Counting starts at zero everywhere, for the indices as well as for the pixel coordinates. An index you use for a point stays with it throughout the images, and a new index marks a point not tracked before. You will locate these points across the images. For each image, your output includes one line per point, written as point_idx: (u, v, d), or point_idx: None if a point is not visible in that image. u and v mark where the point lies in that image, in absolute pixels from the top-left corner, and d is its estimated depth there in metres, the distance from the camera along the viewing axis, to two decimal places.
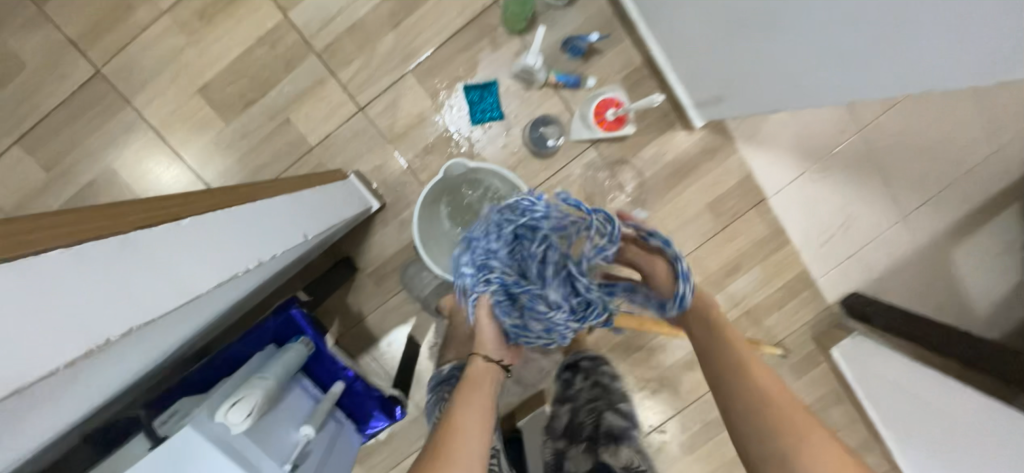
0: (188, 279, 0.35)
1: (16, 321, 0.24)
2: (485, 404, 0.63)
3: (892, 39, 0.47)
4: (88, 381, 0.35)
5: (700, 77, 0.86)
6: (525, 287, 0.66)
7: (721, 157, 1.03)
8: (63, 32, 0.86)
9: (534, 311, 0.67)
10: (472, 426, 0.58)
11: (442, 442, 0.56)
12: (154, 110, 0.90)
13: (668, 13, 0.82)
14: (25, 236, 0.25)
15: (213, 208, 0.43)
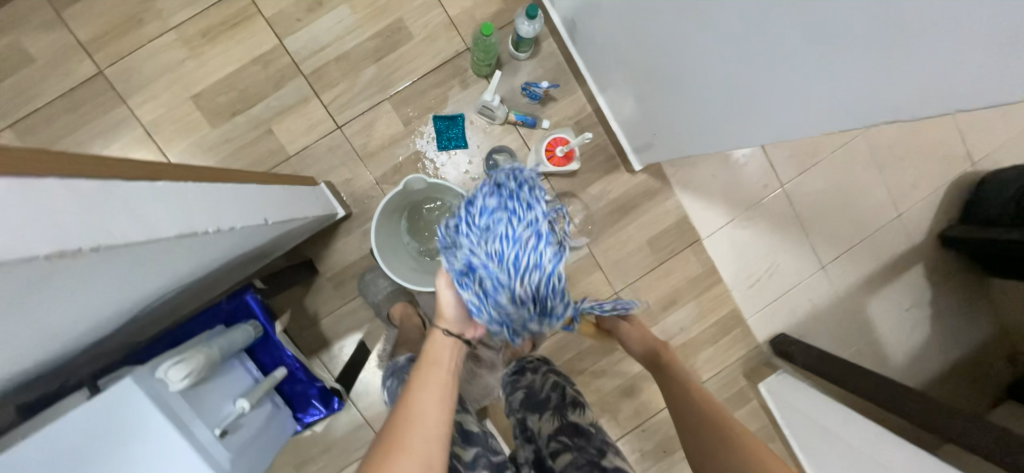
0: (162, 223, 0.43)
1: (27, 218, 0.31)
2: (440, 385, 0.55)
3: (749, 104, 0.63)
4: (72, 310, 0.42)
5: (636, 127, 1.00)
6: (493, 277, 0.42)
7: (660, 199, 1.16)
8: (74, 35, 0.95)
9: (494, 309, 0.44)
10: (426, 416, 0.52)
11: (390, 437, 0.50)
12: (147, 110, 0.98)
13: (609, 72, 0.96)
14: (39, 162, 0.34)
15: (185, 179, 0.51)
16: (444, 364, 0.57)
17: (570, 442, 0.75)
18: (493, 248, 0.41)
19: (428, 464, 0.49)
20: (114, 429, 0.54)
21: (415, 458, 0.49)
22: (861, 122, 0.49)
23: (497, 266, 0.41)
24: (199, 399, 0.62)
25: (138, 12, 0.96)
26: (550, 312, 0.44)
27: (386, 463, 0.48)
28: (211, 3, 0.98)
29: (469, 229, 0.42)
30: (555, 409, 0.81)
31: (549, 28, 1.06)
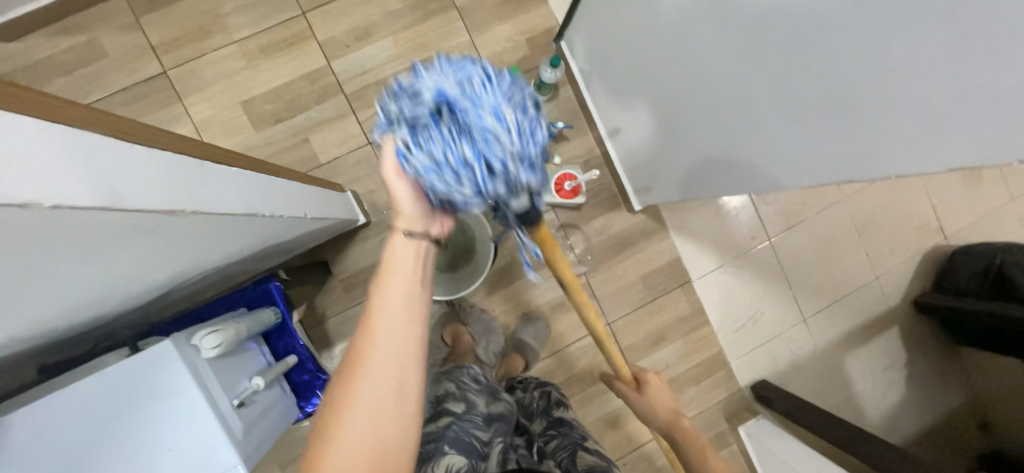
0: (230, 200, 0.53)
1: (148, 174, 0.42)
2: (400, 308, 0.42)
3: (751, 152, 0.73)
4: (149, 267, 0.51)
5: (639, 171, 1.11)
6: (477, 98, 0.39)
7: (655, 239, 1.24)
8: (147, 38, 1.06)
9: (480, 142, 0.39)
10: (391, 336, 0.41)
11: (349, 364, 0.41)
12: (200, 110, 1.08)
13: (618, 121, 1.09)
14: (151, 137, 0.45)
15: (249, 169, 0.62)
16: (405, 278, 0.44)
17: (558, 430, 0.84)
18: (472, 81, 0.39)
19: (399, 395, 0.42)
20: (145, 384, 0.60)
21: (384, 387, 0.41)
22: (836, 177, 0.60)
23: (481, 96, 0.39)
24: (224, 369, 0.68)
25: (207, 25, 1.08)
26: (533, 163, 0.42)
27: (346, 399, 0.41)
28: (272, 24, 1.10)
29: (437, 65, 0.39)
30: (544, 409, 0.92)
31: (569, 76, 1.18)
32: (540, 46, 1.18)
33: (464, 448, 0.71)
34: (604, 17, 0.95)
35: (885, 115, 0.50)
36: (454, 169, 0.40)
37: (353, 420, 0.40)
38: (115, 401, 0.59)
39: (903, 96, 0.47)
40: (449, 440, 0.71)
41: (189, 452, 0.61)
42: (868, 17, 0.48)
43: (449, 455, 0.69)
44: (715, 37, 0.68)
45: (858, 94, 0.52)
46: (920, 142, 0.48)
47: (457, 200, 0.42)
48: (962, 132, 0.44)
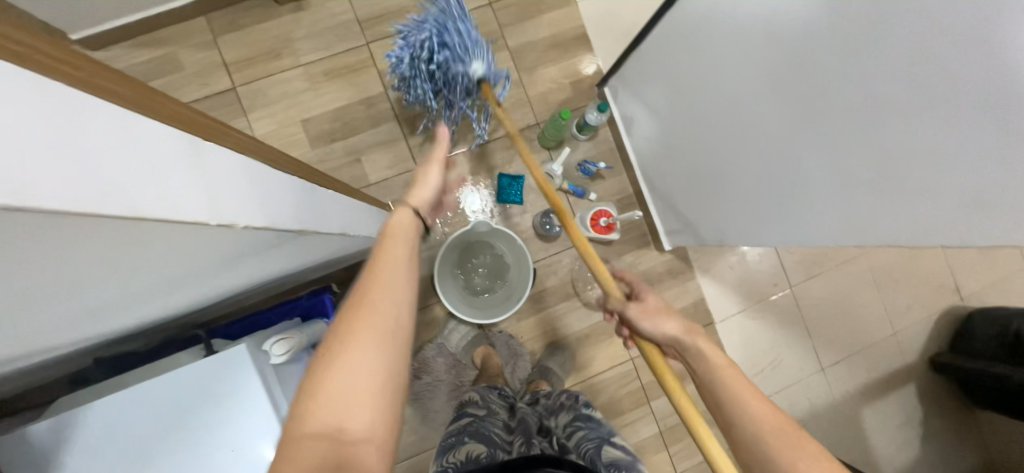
0: (312, 216, 0.50)
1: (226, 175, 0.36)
2: (405, 253, 0.49)
3: (789, 207, 0.78)
4: (227, 270, 0.53)
5: (671, 213, 1.16)
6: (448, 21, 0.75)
7: (681, 279, 1.28)
8: (222, 56, 1.14)
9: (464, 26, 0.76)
10: (394, 279, 0.46)
11: (351, 310, 0.43)
12: (262, 124, 1.15)
13: (654, 166, 1.15)
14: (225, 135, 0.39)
15: (327, 184, 0.61)
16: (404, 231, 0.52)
17: (586, 424, 0.81)
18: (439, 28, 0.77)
19: (398, 326, 0.44)
20: (218, 383, 0.63)
21: (382, 321, 0.43)
22: (879, 241, 0.65)
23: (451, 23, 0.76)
24: (286, 376, 0.72)
25: (278, 48, 1.16)
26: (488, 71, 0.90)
27: (353, 321, 0.43)
28: (338, 50, 1.18)
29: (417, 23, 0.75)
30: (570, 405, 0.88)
31: (609, 119, 1.25)
32: (584, 89, 1.25)
33: (486, 439, 0.75)
34: (655, 70, 1.00)
35: (939, 195, 0.55)
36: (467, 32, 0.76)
37: (353, 350, 0.41)
38: (186, 397, 0.63)
39: (959, 181, 0.53)
40: (473, 434, 0.76)
41: (252, 454, 0.63)
42: (926, 111, 0.53)
43: (472, 443, 0.73)
44: (770, 105, 0.73)
45: (913, 173, 0.57)
46: (972, 221, 0.53)
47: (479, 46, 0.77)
48: (1016, 219, 0.49)
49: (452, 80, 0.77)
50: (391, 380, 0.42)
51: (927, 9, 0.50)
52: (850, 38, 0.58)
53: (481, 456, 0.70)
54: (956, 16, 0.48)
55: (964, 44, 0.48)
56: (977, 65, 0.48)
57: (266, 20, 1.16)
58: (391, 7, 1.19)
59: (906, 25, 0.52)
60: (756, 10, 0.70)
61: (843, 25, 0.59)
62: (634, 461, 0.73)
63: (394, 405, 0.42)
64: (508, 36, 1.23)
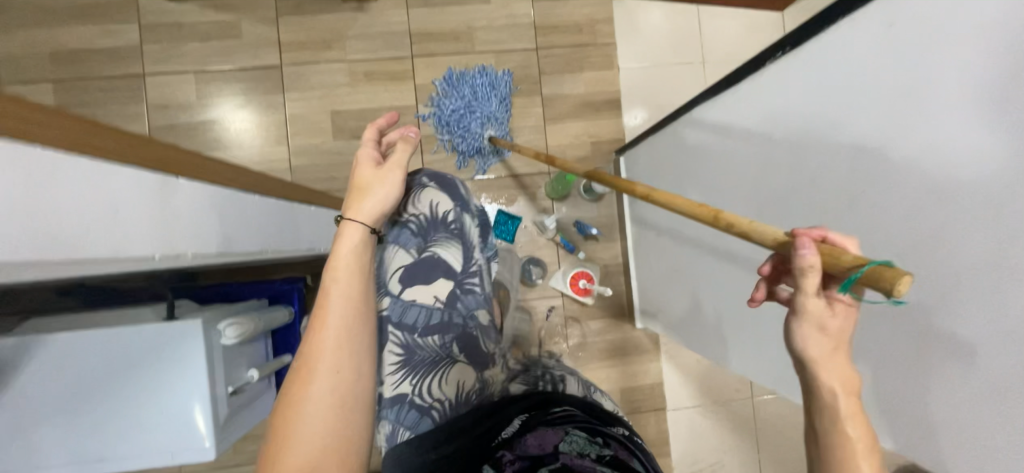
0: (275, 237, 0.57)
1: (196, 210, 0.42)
2: (354, 294, 0.58)
3: (756, 333, 0.81)
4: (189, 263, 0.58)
5: (652, 296, 1.18)
6: (479, 100, 1.20)
7: (645, 358, 1.28)
8: (278, 34, 1.22)
9: (489, 102, 1.21)
10: (347, 325, 0.56)
11: (302, 369, 0.53)
12: (295, 105, 1.22)
13: (645, 246, 1.18)
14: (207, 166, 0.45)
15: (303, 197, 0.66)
16: (351, 267, 0.59)
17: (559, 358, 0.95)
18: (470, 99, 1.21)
19: (359, 375, 0.55)
20: (164, 350, 0.68)
21: (343, 370, 0.54)
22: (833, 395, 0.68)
23: (479, 99, 1.20)
24: (231, 357, 0.76)
25: (330, 41, 1.23)
26: None
27: (309, 377, 0.53)
28: (383, 57, 1.24)
29: (456, 99, 1.21)
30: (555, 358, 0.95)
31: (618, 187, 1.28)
32: (603, 152, 1.29)
33: (473, 358, 0.79)
34: (668, 157, 1.03)
35: (887, 359, 0.58)
36: (491, 109, 1.21)
37: (312, 400, 0.52)
38: (133, 355, 0.67)
39: (897, 363, 0.57)
40: (461, 346, 0.80)
41: (185, 419, 0.68)
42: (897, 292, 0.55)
43: (461, 366, 0.77)
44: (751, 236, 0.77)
45: (868, 334, 0.60)
46: (927, 410, 0.55)
47: (499, 117, 1.22)
48: (952, 413, 0.52)
49: (476, 130, 1.20)
50: (352, 423, 0.53)
51: (923, 195, 0.50)
52: (844, 195, 0.59)
53: (468, 388, 0.76)
54: (917, 227, 0.51)
55: (937, 245, 0.50)
56: (939, 265, 0.49)
57: (327, 13, 1.23)
58: (444, 30, 1.25)
59: (908, 203, 0.52)
60: (757, 147, 0.73)
61: (821, 193, 0.63)
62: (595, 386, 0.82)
63: (354, 440, 0.53)
64: (545, 83, 1.28)
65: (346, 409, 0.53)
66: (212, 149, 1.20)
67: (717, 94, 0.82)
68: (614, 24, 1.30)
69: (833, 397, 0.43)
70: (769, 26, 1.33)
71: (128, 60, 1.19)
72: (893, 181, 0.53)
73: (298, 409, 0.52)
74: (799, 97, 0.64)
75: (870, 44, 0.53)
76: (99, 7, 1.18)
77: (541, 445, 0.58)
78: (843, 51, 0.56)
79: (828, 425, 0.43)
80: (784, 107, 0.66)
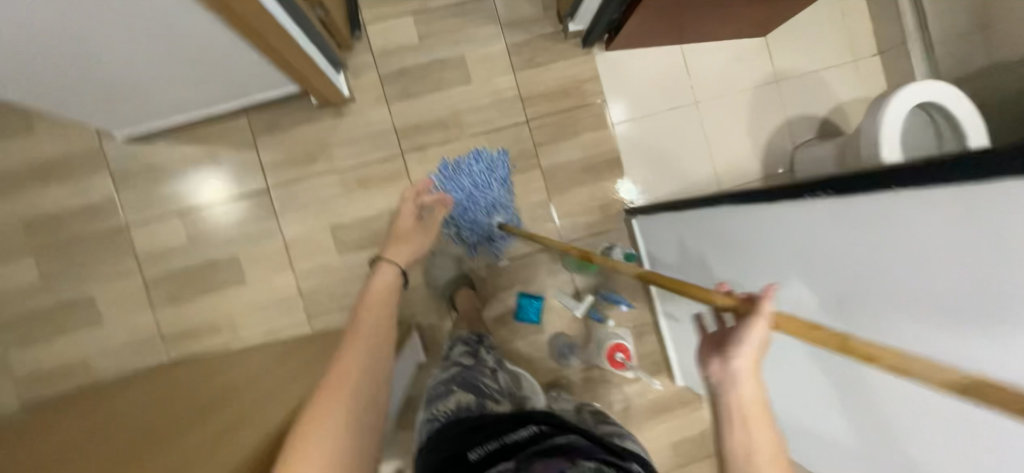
0: None
1: None
2: (378, 319, 0.67)
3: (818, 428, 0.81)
4: None
5: (688, 359, 1.18)
6: (483, 186, 1.17)
7: (689, 406, 1.28)
8: (260, 157, 1.16)
9: (493, 186, 1.18)
10: (371, 345, 0.64)
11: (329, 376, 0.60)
12: (293, 227, 1.17)
13: (674, 311, 1.17)
14: None
15: None
16: (382, 300, 0.71)
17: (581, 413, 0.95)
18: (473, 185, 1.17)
19: (374, 384, 0.61)
20: None
21: (360, 378, 0.60)
22: None
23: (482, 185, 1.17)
24: None
25: (315, 153, 1.18)
26: None
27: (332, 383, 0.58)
28: (373, 159, 1.19)
29: (459, 188, 1.16)
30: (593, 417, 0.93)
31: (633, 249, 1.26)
32: (611, 214, 1.26)
33: (471, 388, 0.86)
34: (693, 245, 1.00)
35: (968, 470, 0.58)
36: (496, 193, 1.19)
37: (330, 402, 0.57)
38: None
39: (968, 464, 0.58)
40: (461, 384, 0.87)
41: None
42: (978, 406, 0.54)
43: (459, 392, 0.85)
44: (795, 346, 0.78)
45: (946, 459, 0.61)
46: None
47: (504, 200, 1.19)
48: None
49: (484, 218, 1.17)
50: (359, 427, 0.57)
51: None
52: (930, 343, 0.57)
53: (467, 403, 0.82)
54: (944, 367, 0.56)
55: None
56: None
57: (306, 124, 1.17)
58: (431, 119, 1.20)
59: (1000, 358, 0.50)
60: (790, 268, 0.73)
61: (898, 338, 0.60)
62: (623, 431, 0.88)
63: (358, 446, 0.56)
64: (542, 155, 1.24)
65: (361, 413, 0.58)
66: (216, 290, 1.16)
67: (742, 203, 0.79)
68: (602, 80, 1.26)
69: (751, 433, 0.47)
70: (755, 53, 1.31)
71: (107, 215, 1.12)
72: (918, 326, 0.57)
73: (315, 417, 0.55)
74: (852, 248, 0.62)
75: (925, 222, 0.53)
76: (64, 164, 1.10)
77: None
78: (891, 217, 0.56)
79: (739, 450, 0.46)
80: (838, 250, 0.64)
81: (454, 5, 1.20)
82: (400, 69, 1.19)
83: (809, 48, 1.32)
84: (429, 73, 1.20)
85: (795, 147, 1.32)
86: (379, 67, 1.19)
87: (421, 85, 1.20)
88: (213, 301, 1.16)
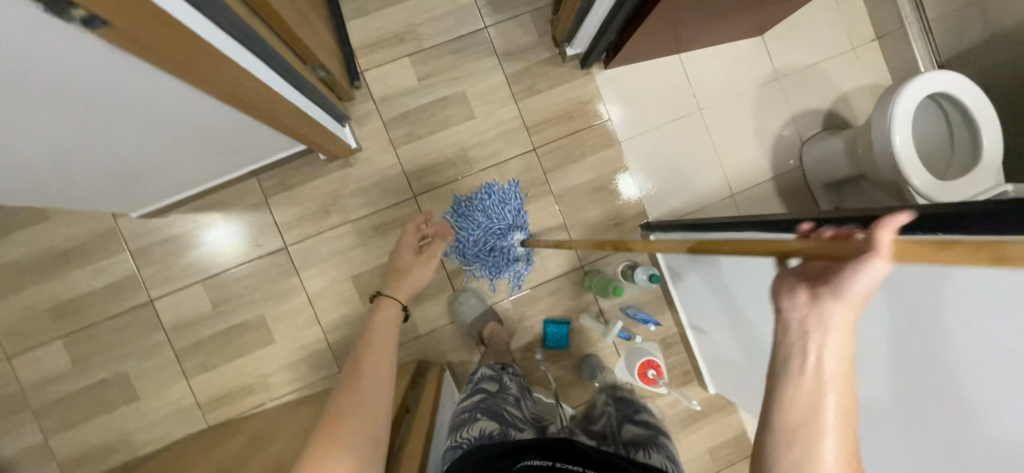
0: None
1: None
2: (384, 333, 0.81)
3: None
4: None
5: (718, 367, 1.17)
6: (500, 219, 1.13)
7: (724, 412, 1.29)
8: (274, 216, 1.17)
9: (509, 216, 1.14)
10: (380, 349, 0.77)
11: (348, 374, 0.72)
12: (314, 281, 1.18)
13: (699, 321, 1.17)
14: None
15: None
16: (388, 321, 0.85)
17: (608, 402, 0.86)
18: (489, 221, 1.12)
19: (379, 380, 0.72)
20: None
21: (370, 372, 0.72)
22: None
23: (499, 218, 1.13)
24: None
25: (328, 206, 1.18)
26: None
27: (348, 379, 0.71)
28: (386, 205, 1.19)
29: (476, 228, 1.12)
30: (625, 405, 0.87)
31: (653, 264, 1.26)
32: (627, 230, 1.27)
33: (496, 415, 0.79)
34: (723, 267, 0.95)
35: None
36: (512, 222, 1.15)
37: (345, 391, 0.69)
38: None
39: None
40: (484, 411, 0.81)
41: None
42: None
43: (483, 420, 0.78)
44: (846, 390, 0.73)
45: None
46: None
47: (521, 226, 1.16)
48: None
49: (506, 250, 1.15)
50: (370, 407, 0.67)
51: None
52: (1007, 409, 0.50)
53: (492, 430, 0.74)
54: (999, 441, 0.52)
55: None
56: None
57: (315, 178, 1.17)
58: (438, 158, 1.20)
59: None
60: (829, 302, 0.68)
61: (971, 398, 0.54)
62: (653, 435, 0.77)
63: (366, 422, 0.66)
64: (552, 180, 1.24)
65: (371, 399, 0.68)
66: (246, 352, 1.16)
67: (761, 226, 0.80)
68: (603, 100, 1.26)
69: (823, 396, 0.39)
70: (752, 54, 1.30)
71: (130, 291, 1.13)
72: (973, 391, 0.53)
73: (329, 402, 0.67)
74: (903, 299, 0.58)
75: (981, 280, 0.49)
76: (83, 246, 1.11)
77: None
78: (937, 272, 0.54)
79: (802, 409, 0.39)
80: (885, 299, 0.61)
81: (449, 43, 1.21)
82: (403, 112, 1.20)
83: (806, 42, 1.31)
84: (432, 114, 1.20)
85: (803, 142, 1.32)
86: (382, 113, 1.19)
87: (426, 126, 1.20)
88: (243, 363, 1.16)
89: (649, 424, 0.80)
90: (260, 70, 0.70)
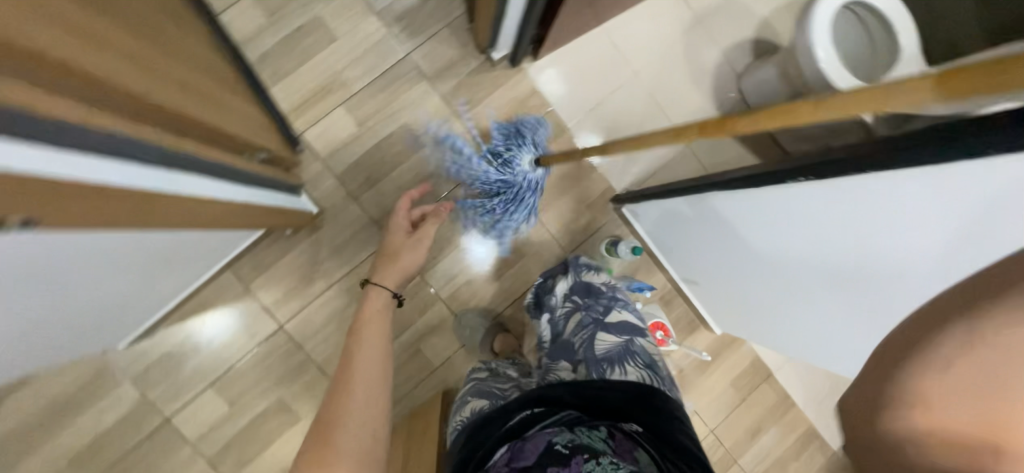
0: None
1: None
2: (377, 315, 0.90)
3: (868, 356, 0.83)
4: None
5: (714, 305, 1.24)
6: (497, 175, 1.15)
7: (735, 344, 1.35)
8: (259, 301, 1.16)
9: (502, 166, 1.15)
10: (375, 328, 0.86)
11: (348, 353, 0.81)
12: (319, 350, 1.18)
13: (687, 267, 1.21)
14: None
15: None
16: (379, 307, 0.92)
17: (581, 305, 0.94)
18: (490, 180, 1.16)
19: (380, 356, 0.81)
20: None
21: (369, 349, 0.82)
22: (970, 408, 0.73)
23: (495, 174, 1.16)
24: None
25: (309, 275, 1.18)
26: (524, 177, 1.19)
27: (352, 359, 0.80)
28: (364, 256, 1.19)
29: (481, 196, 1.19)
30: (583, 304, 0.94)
31: (633, 234, 1.30)
32: (599, 208, 1.30)
33: (487, 393, 0.82)
34: (721, 208, 0.97)
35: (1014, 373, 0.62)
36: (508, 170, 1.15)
37: (353, 366, 0.78)
38: None
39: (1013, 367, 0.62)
40: (477, 392, 0.84)
41: None
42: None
43: (475, 400, 0.82)
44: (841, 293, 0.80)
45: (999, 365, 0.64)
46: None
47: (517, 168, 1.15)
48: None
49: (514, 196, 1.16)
50: (377, 379, 0.77)
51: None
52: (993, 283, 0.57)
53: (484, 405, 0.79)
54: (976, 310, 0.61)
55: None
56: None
57: (288, 252, 1.17)
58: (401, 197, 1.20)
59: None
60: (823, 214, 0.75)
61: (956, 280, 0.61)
62: (628, 343, 0.84)
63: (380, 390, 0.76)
64: None
65: (378, 370, 0.78)
66: (275, 438, 1.17)
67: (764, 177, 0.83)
68: (542, 92, 1.27)
69: None
70: (669, 5, 1.32)
71: (142, 419, 1.12)
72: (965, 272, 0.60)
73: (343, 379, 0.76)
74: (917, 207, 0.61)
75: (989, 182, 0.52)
76: (79, 391, 1.09)
77: (535, 449, 0.60)
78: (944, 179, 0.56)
79: None
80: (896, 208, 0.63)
81: (375, 81, 1.19)
82: (352, 162, 1.19)
83: None
84: (381, 155, 1.20)
85: (739, 75, 1.35)
86: (333, 169, 1.18)
87: (379, 169, 1.20)
88: (277, 449, 1.17)
89: (620, 328, 0.87)
90: (208, 186, 0.71)
